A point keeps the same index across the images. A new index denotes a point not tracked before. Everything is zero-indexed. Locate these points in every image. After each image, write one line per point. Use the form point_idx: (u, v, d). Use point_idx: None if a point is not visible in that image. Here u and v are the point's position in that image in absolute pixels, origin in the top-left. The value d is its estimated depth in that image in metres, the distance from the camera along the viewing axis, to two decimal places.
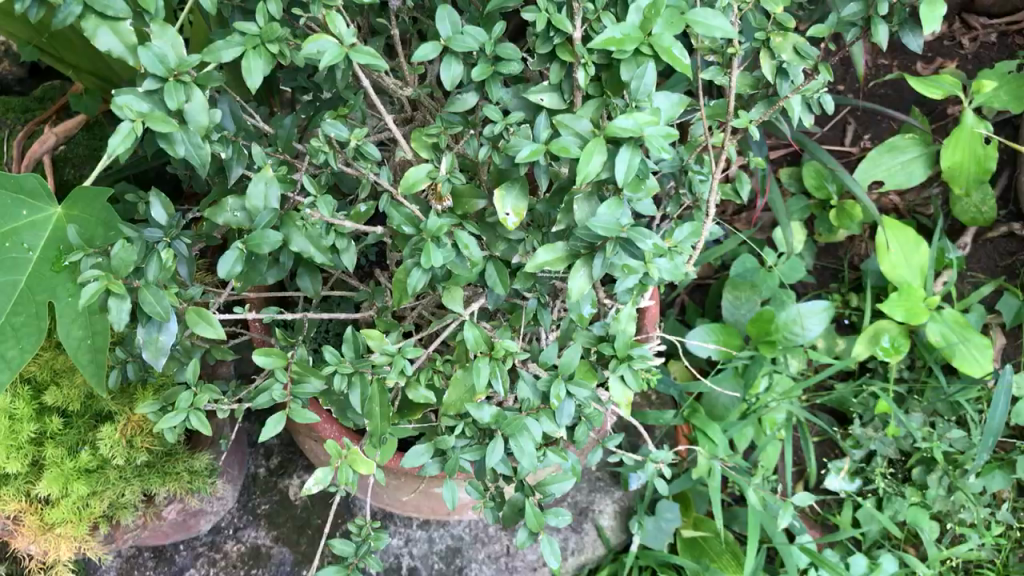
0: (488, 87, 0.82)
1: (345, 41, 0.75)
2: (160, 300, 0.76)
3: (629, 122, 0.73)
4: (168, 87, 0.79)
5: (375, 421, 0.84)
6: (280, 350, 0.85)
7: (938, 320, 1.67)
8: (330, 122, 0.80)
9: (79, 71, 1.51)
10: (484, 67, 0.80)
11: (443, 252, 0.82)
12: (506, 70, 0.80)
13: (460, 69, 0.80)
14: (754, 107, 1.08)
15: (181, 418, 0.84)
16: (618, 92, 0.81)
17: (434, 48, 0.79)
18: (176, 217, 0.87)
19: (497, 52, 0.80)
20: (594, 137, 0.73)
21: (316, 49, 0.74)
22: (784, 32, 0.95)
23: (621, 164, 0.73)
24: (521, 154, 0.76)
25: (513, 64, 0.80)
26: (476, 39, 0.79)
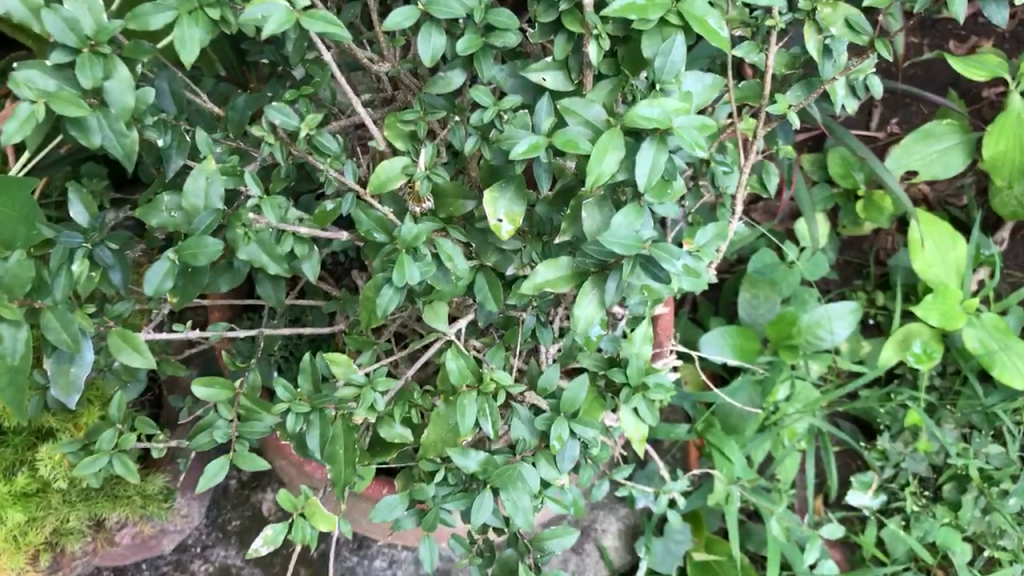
0: (477, 64, 0.67)
1: (296, 5, 0.60)
2: (68, 324, 0.62)
3: (654, 110, 0.58)
4: (81, 60, 0.64)
5: (338, 469, 0.70)
6: (224, 380, 0.72)
7: (976, 325, 1.51)
8: (277, 106, 0.69)
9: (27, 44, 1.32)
10: (473, 39, 0.65)
11: (421, 265, 0.68)
12: (500, 42, 0.66)
13: (443, 40, 0.66)
14: (790, 88, 0.93)
15: (104, 462, 0.70)
16: (637, 72, 0.68)
17: (411, 14, 0.64)
18: (101, 219, 0.73)
19: (490, 20, 0.65)
20: (611, 129, 0.58)
21: (261, 13, 0.59)
22: (835, 3, 0.81)
23: (643, 163, 0.58)
24: (518, 149, 0.61)
25: (508, 36, 0.66)
26: (462, 4, 0.64)
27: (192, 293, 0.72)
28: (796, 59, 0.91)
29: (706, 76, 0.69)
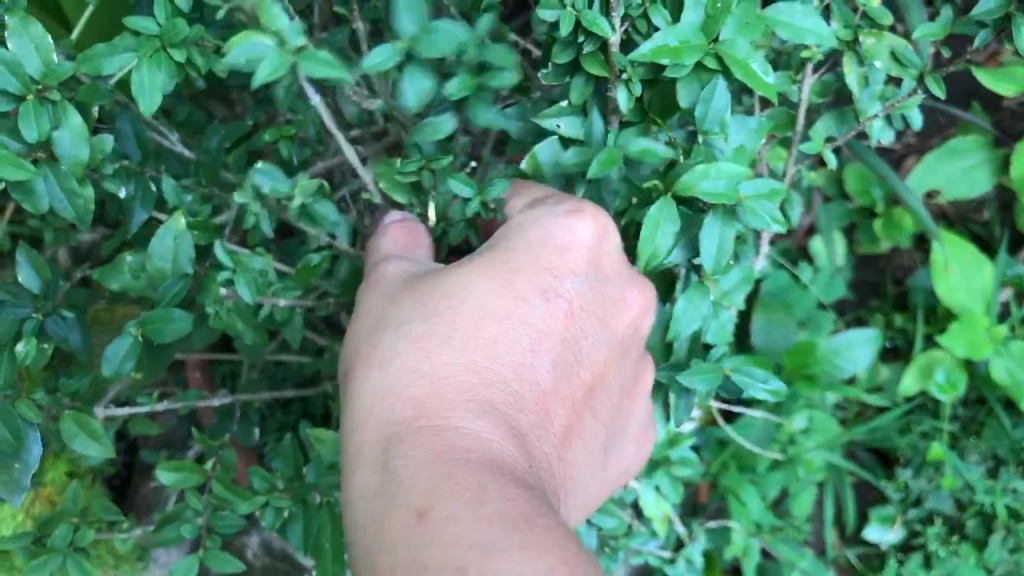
0: (472, 109, 0.63)
1: (287, 43, 0.57)
2: (7, 420, 0.58)
3: (718, 182, 0.60)
4: (26, 111, 0.55)
5: (324, 562, 0.65)
6: (193, 464, 0.67)
7: (1004, 354, 1.21)
8: (265, 168, 0.65)
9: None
10: (466, 79, 0.61)
11: None
12: (497, 82, 0.61)
13: (429, 84, 0.61)
14: (820, 119, 0.83)
15: (59, 561, 0.69)
16: (668, 118, 0.63)
17: (393, 52, 0.59)
18: (56, 282, 0.66)
19: (485, 58, 0.61)
20: (660, 200, 0.59)
21: (243, 53, 0.57)
22: (879, 32, 0.72)
23: (709, 243, 0.62)
24: (593, 166, 0.60)
25: (504, 76, 0.62)
26: (450, 42, 0.59)
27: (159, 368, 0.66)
28: (829, 86, 0.80)
29: (750, 119, 0.65)
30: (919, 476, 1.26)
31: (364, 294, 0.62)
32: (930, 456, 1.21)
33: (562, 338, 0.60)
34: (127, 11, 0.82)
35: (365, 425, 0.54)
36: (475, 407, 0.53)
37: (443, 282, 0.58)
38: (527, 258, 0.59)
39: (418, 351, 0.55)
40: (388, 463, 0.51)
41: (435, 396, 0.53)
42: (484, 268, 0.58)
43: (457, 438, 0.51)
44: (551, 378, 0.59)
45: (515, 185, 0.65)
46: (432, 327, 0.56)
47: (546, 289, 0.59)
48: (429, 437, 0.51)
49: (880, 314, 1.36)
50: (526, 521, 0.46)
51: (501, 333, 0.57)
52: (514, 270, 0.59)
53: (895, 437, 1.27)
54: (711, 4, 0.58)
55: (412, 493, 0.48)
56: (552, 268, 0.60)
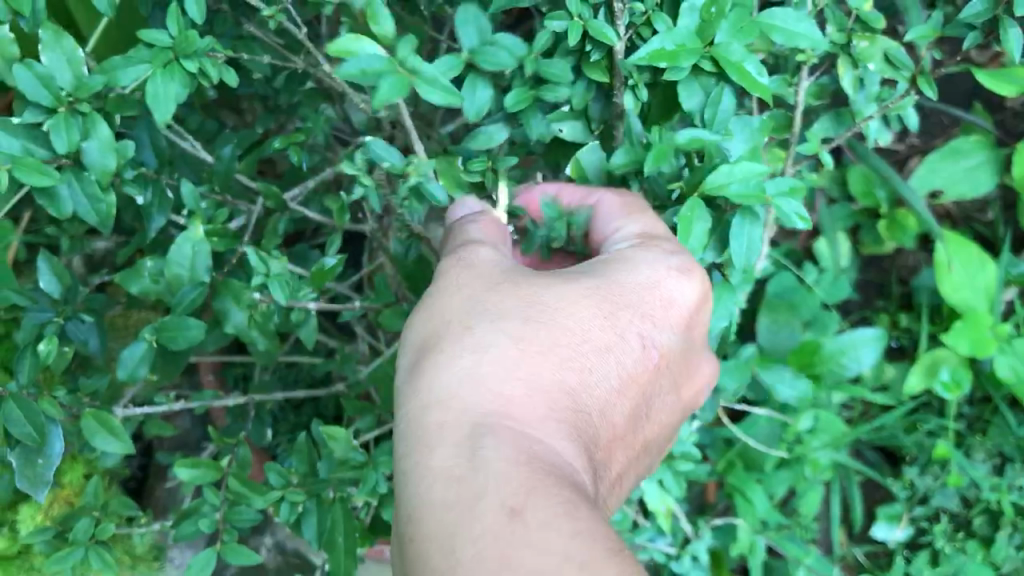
0: (525, 120, 0.64)
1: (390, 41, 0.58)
2: (31, 415, 0.59)
3: (747, 182, 0.60)
4: (57, 120, 0.58)
5: (336, 558, 0.65)
6: (211, 461, 0.69)
7: (1009, 352, 1.21)
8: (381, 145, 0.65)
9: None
10: (523, 93, 0.63)
11: None
12: (551, 95, 0.62)
13: (489, 96, 0.63)
14: (817, 122, 0.85)
15: (80, 554, 0.71)
16: (669, 120, 0.66)
17: (456, 63, 0.61)
18: (75, 286, 0.68)
19: (541, 71, 0.62)
20: (690, 199, 0.61)
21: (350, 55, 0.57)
22: (872, 36, 0.73)
23: (737, 243, 0.63)
24: (615, 160, 0.62)
25: (561, 89, 0.63)
26: (510, 53, 0.61)
27: (176, 370, 0.69)
28: (826, 88, 0.81)
29: (754, 119, 0.66)
30: (925, 474, 1.27)
31: (449, 263, 0.60)
32: (937, 455, 1.22)
33: (637, 385, 0.60)
34: (140, 22, 0.85)
35: (449, 402, 0.53)
36: (561, 427, 0.54)
37: (555, 292, 0.58)
38: (634, 297, 0.60)
39: (520, 352, 0.55)
40: (477, 452, 0.50)
41: (531, 405, 0.53)
42: (593, 290, 0.59)
43: (547, 455, 0.51)
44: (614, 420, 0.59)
45: (624, 201, 0.63)
46: (536, 331, 0.56)
47: (643, 336, 0.60)
48: (523, 441, 0.51)
49: (885, 313, 1.37)
50: (619, 550, 0.46)
51: (594, 361, 0.57)
52: (622, 307, 0.59)
53: (900, 435, 1.28)
54: (707, 8, 0.59)
55: (507, 489, 0.48)
56: (654, 317, 0.60)
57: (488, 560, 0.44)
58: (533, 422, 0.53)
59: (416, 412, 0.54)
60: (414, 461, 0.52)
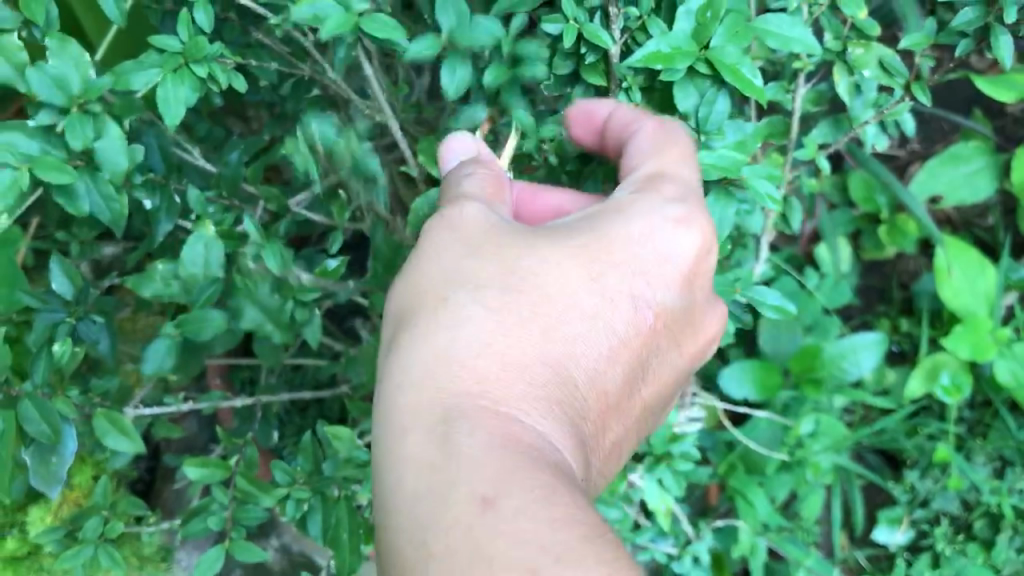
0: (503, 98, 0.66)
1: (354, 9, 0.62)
2: (47, 414, 0.61)
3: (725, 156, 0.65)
4: (71, 119, 0.60)
5: (341, 555, 0.67)
6: (219, 462, 0.71)
7: (1009, 356, 1.22)
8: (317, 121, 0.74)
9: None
10: (499, 71, 0.65)
11: None
12: (526, 72, 0.65)
13: (465, 73, 0.65)
14: (816, 127, 0.87)
15: (91, 551, 0.73)
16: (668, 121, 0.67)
17: (433, 44, 0.63)
18: (87, 288, 0.70)
19: (517, 50, 0.65)
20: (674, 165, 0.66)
21: (313, 13, 0.62)
22: (868, 43, 0.74)
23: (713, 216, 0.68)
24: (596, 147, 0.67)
25: (535, 69, 0.65)
26: (488, 34, 0.63)
27: (196, 365, 0.73)
28: (824, 95, 0.83)
29: (745, 123, 0.69)
30: (926, 477, 1.28)
31: (432, 223, 0.58)
32: (937, 458, 1.23)
33: (633, 343, 0.58)
34: (149, 30, 0.88)
35: (426, 385, 0.52)
36: (542, 404, 0.52)
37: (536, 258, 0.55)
38: (625, 253, 0.57)
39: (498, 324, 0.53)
40: (452, 436, 0.49)
41: (510, 385, 0.52)
42: (579, 254, 0.56)
43: (525, 435, 0.50)
44: (611, 380, 0.58)
45: (658, 131, 0.60)
46: (515, 303, 0.54)
47: (636, 294, 0.58)
48: (500, 422, 0.50)
49: (886, 318, 1.39)
50: (597, 534, 0.45)
51: (581, 330, 0.56)
52: (611, 265, 0.57)
53: (901, 439, 1.29)
54: (703, 12, 0.60)
55: (479, 478, 0.46)
56: (648, 271, 0.58)
57: (457, 558, 0.44)
58: (513, 403, 0.51)
59: (394, 391, 0.52)
60: (394, 444, 0.51)
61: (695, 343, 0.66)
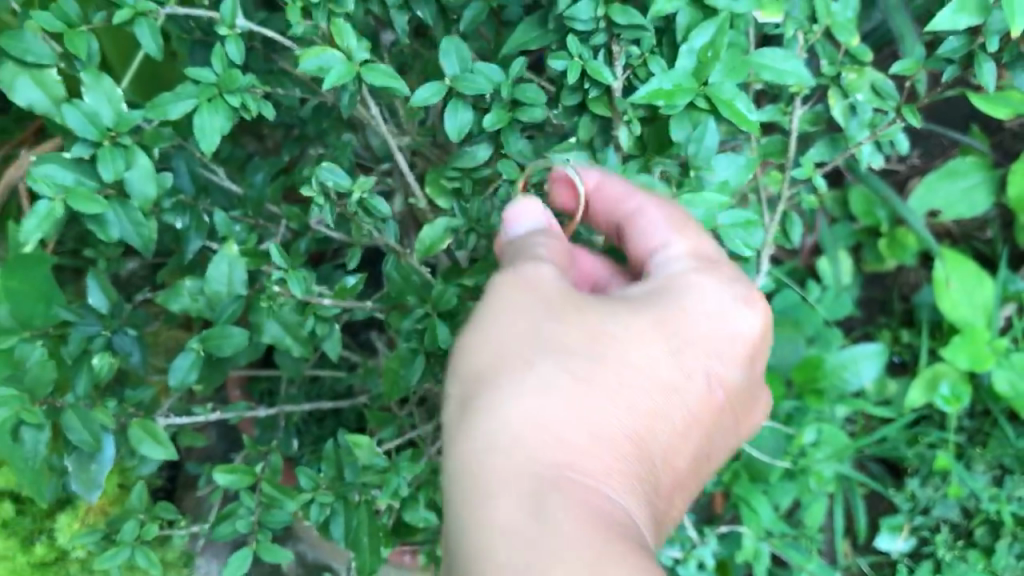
0: (504, 137, 0.70)
1: (355, 57, 0.65)
2: (88, 424, 0.65)
3: (699, 209, 0.69)
4: (102, 152, 0.64)
5: (362, 557, 0.70)
6: (246, 468, 0.74)
7: (1006, 366, 1.25)
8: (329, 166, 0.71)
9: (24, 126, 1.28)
10: (500, 113, 0.68)
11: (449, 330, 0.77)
12: (526, 116, 0.68)
13: (469, 115, 0.69)
14: (814, 145, 0.89)
15: (127, 553, 0.76)
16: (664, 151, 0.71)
17: (437, 90, 0.67)
18: (122, 304, 0.74)
19: (517, 95, 0.68)
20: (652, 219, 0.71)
21: (318, 64, 0.64)
22: (860, 67, 0.79)
23: None
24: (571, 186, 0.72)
25: (534, 111, 0.69)
26: (488, 79, 0.67)
27: (219, 380, 0.74)
28: (821, 116, 0.86)
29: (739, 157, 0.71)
30: (927, 485, 1.31)
31: (507, 280, 0.60)
32: (938, 466, 1.26)
33: (693, 420, 0.62)
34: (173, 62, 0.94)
35: (516, 449, 0.53)
36: (620, 478, 0.55)
37: (617, 332, 0.59)
38: (696, 335, 0.62)
39: (583, 394, 0.55)
40: (545, 509, 0.51)
41: (596, 455, 0.54)
42: (656, 330, 0.60)
43: (612, 509, 0.53)
44: (669, 457, 0.61)
45: (671, 217, 0.66)
46: (598, 374, 0.56)
47: (701, 373, 0.62)
48: (587, 498, 0.52)
49: (887, 330, 1.42)
50: None
51: (653, 404, 0.59)
52: (683, 346, 0.61)
53: (901, 448, 1.32)
54: (704, 51, 0.64)
55: (579, 557, 0.48)
56: (714, 354, 0.62)
57: None
58: (598, 475, 0.54)
59: (474, 453, 0.54)
60: (478, 504, 0.52)
61: (735, 418, 0.70)
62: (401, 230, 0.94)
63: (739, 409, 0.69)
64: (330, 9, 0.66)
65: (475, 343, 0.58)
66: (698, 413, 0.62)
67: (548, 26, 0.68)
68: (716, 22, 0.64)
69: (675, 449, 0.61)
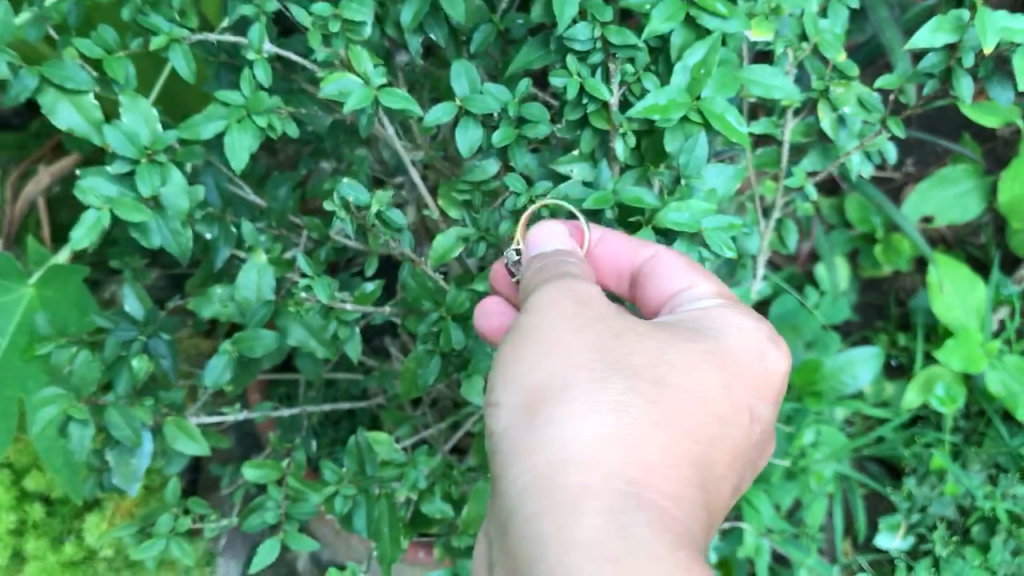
0: (511, 153, 0.74)
1: (373, 82, 0.69)
2: (129, 422, 0.71)
3: (684, 214, 0.71)
4: (140, 169, 0.69)
5: (383, 545, 0.75)
6: (273, 463, 0.79)
7: (998, 367, 1.28)
8: (350, 183, 0.77)
9: (48, 142, 1.33)
10: (508, 130, 0.73)
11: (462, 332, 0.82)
12: (532, 133, 0.73)
13: (479, 132, 0.73)
14: (806, 157, 0.93)
15: (162, 544, 0.81)
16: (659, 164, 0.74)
17: (449, 109, 0.72)
18: (155, 310, 0.78)
19: (523, 113, 0.72)
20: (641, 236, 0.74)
21: (339, 88, 0.69)
22: (847, 82, 0.83)
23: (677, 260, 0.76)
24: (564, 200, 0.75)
25: (539, 128, 0.73)
26: (496, 99, 0.72)
27: (248, 380, 0.78)
28: (813, 127, 0.91)
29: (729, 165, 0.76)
30: (924, 484, 1.34)
31: (567, 298, 0.60)
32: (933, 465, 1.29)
33: (739, 450, 0.63)
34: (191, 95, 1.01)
35: (597, 466, 0.53)
36: (688, 502, 0.55)
37: (676, 354, 0.59)
38: (741, 364, 0.63)
39: (652, 415, 0.56)
40: (627, 527, 0.50)
41: (670, 478, 0.54)
42: (712, 359, 0.61)
43: (683, 531, 0.53)
44: (719, 487, 0.61)
45: (686, 262, 0.70)
46: (664, 395, 0.57)
47: (746, 404, 0.63)
48: (662, 519, 0.52)
49: (884, 333, 1.46)
50: None
51: (711, 431, 0.59)
52: (731, 375, 0.62)
53: (898, 448, 1.36)
54: (696, 68, 0.69)
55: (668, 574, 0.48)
56: (754, 385, 0.64)
57: None
58: (670, 496, 0.54)
59: (547, 470, 0.53)
60: (559, 521, 0.51)
61: (755, 457, 0.71)
62: (416, 240, 0.99)
63: (762, 446, 0.70)
64: (349, 37, 0.71)
65: (543, 360, 0.58)
66: (745, 446, 0.63)
67: (550, 47, 0.72)
68: (706, 42, 0.69)
69: (722, 479, 0.62)
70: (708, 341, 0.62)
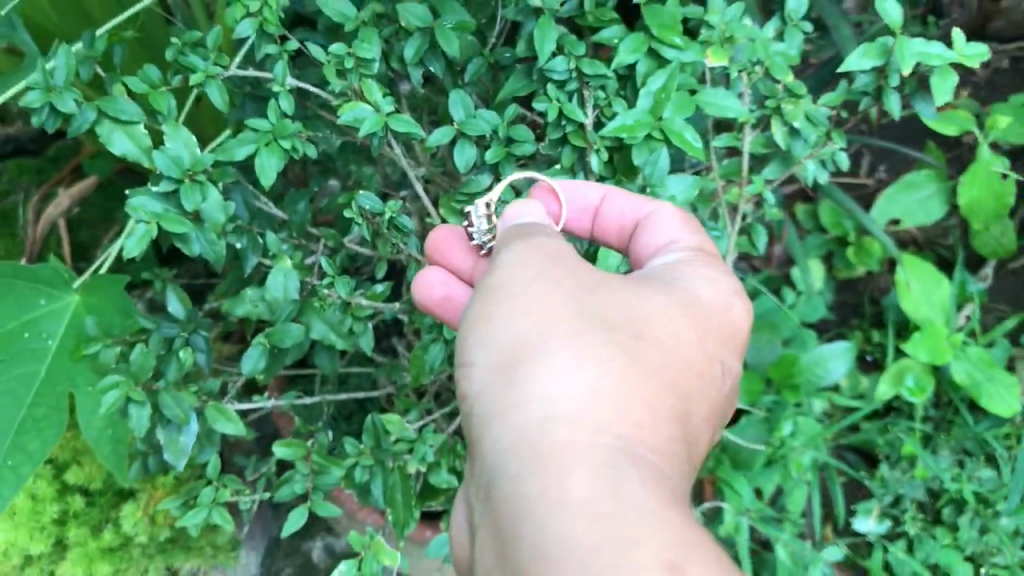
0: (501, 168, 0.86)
1: (382, 110, 0.81)
2: (180, 404, 0.83)
3: None
4: (184, 187, 0.80)
5: (397, 510, 0.86)
6: (299, 442, 0.89)
7: (961, 358, 1.37)
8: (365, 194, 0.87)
9: (67, 166, 1.41)
10: (498, 149, 0.84)
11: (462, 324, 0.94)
12: (519, 150, 0.84)
13: (473, 151, 0.84)
14: (767, 166, 1.03)
15: (204, 513, 0.92)
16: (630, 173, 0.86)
17: (448, 132, 0.84)
18: (194, 310, 0.89)
19: (510, 134, 0.84)
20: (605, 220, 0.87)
21: (354, 116, 0.80)
22: (796, 99, 0.94)
23: None
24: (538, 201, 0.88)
25: (525, 146, 0.84)
26: (488, 122, 0.83)
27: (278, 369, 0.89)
28: (773, 140, 1.02)
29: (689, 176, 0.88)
30: (896, 469, 1.43)
31: (541, 279, 0.68)
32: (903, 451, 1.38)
33: (710, 405, 0.70)
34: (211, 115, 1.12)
35: (576, 423, 0.59)
36: (663, 450, 0.62)
37: (642, 321, 0.67)
38: (710, 324, 0.71)
39: (623, 375, 0.63)
40: (609, 470, 0.57)
41: (645, 428, 0.61)
42: (682, 321, 0.69)
43: (660, 474, 0.59)
44: (696, 441, 0.68)
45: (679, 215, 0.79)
46: (633, 357, 0.64)
47: (713, 363, 0.70)
48: (641, 465, 0.59)
49: (858, 330, 1.57)
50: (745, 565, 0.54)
51: (681, 388, 0.66)
52: (697, 337, 0.69)
53: (873, 437, 1.45)
54: (657, 93, 0.81)
55: (649, 507, 0.55)
56: (719, 345, 0.71)
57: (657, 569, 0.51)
58: (645, 446, 0.61)
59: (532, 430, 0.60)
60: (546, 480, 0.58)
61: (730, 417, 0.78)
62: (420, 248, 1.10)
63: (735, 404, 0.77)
64: (361, 72, 0.82)
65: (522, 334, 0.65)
66: (716, 402, 0.70)
67: (532, 77, 0.84)
68: (666, 70, 0.81)
69: (697, 434, 0.68)
70: (675, 307, 0.70)
